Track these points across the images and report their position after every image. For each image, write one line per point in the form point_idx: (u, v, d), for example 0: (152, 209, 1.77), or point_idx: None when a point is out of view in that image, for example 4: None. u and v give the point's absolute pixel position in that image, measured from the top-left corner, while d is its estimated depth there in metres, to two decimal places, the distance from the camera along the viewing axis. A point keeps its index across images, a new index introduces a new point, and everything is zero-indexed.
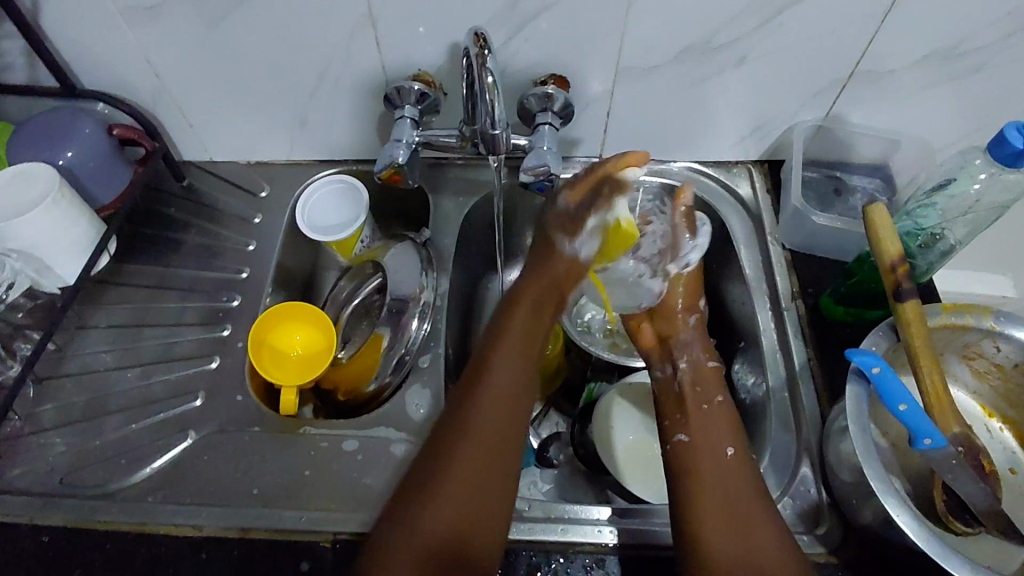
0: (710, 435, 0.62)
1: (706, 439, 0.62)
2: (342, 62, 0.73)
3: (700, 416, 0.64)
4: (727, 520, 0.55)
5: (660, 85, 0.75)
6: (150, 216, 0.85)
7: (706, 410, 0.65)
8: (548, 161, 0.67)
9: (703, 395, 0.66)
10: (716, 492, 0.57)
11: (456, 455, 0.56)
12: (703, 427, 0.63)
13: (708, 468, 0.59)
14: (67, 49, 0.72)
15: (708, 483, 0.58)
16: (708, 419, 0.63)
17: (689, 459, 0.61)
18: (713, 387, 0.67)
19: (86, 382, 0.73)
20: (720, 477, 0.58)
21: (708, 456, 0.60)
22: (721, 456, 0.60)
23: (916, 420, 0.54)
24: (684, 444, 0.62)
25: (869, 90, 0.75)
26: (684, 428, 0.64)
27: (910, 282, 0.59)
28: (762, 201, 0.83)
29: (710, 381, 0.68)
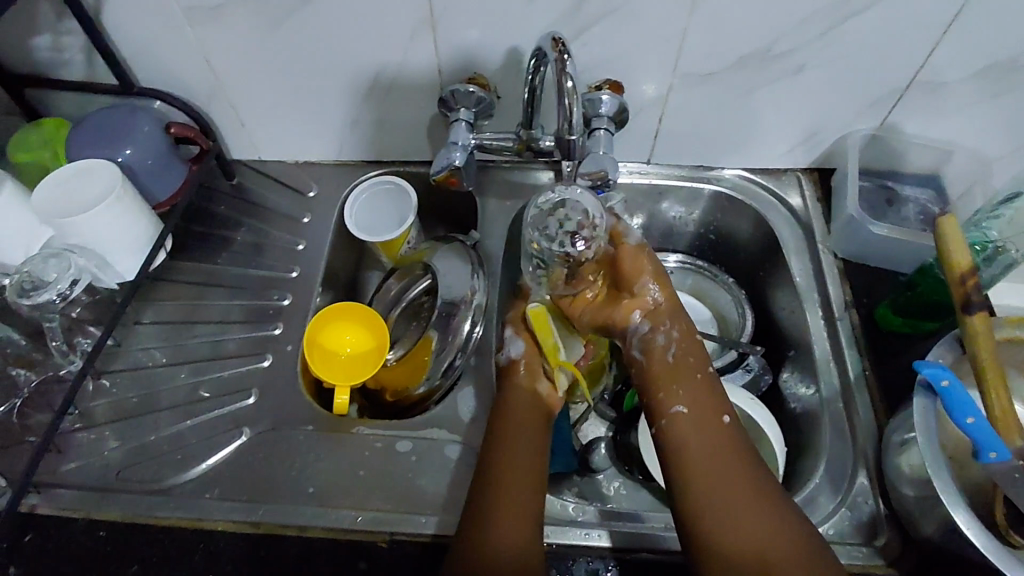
0: (703, 404, 0.62)
1: (701, 407, 0.62)
2: (398, 63, 0.74)
3: (689, 388, 0.63)
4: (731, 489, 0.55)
5: (715, 92, 0.74)
6: (199, 214, 0.85)
7: (700, 380, 0.63)
8: (607, 166, 0.66)
9: (687, 365, 0.64)
10: (711, 460, 0.58)
11: (495, 509, 0.57)
12: (696, 398, 0.62)
13: (697, 433, 0.60)
14: (127, 47, 0.73)
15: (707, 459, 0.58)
16: (699, 388, 0.63)
17: (683, 433, 0.60)
18: (700, 353, 0.66)
19: (139, 378, 0.74)
20: (712, 439, 0.59)
21: (703, 421, 0.61)
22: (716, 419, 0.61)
23: (986, 435, 0.53)
24: (683, 417, 0.61)
25: (926, 101, 0.74)
26: (678, 399, 0.62)
27: (980, 295, 0.59)
28: (813, 211, 0.82)
29: (698, 349, 0.66)
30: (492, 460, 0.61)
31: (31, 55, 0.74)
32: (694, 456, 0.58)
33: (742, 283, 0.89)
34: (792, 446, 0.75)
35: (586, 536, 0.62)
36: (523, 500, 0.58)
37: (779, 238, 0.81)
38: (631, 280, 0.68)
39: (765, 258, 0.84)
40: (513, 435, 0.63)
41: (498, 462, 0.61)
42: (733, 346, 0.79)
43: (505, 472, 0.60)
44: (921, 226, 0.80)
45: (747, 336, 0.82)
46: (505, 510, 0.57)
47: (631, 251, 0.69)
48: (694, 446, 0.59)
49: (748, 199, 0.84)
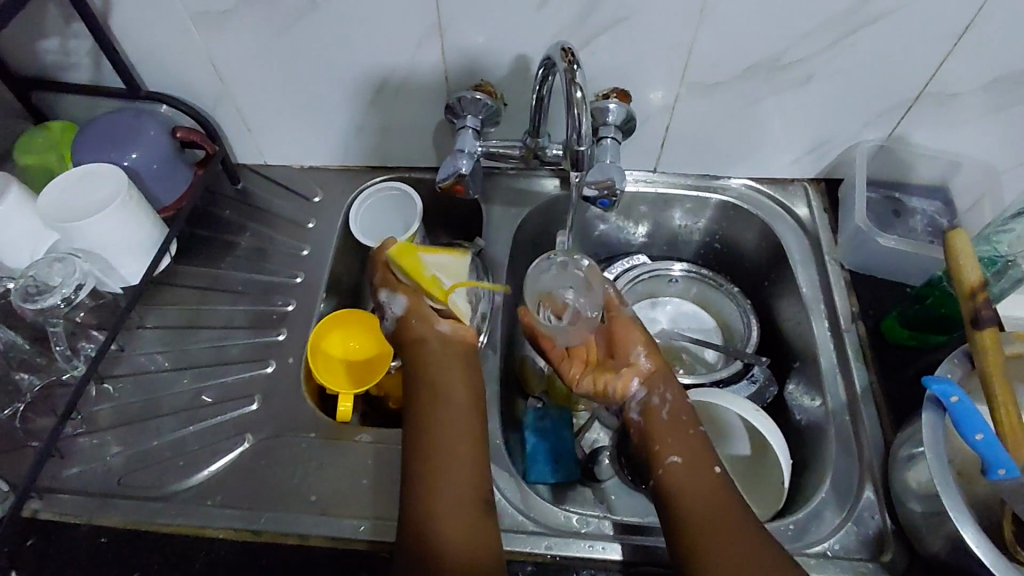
0: (699, 453, 0.61)
1: (692, 460, 0.60)
2: (405, 69, 0.73)
3: (681, 437, 0.62)
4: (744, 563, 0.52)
5: (723, 102, 0.74)
6: (204, 218, 0.85)
7: (692, 436, 0.62)
8: (613, 174, 0.65)
9: (680, 423, 0.63)
10: (701, 504, 0.57)
11: (451, 507, 0.57)
12: (688, 446, 0.61)
13: (691, 492, 0.58)
14: (135, 51, 0.73)
15: (699, 503, 0.57)
16: (694, 439, 0.62)
17: (679, 485, 0.59)
18: (689, 409, 0.64)
19: (142, 383, 0.73)
20: (713, 503, 0.57)
21: (698, 480, 0.59)
22: (709, 478, 0.59)
23: (993, 451, 0.53)
24: (676, 468, 0.60)
25: (935, 113, 0.74)
26: (671, 449, 0.62)
27: (991, 309, 0.58)
28: (820, 221, 0.82)
29: (691, 408, 0.65)
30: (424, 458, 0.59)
31: (38, 58, 0.74)
32: (692, 517, 0.56)
33: (748, 293, 0.89)
34: (797, 459, 0.74)
35: (591, 549, 0.61)
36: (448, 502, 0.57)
37: (786, 249, 0.81)
38: (626, 344, 0.68)
39: (771, 268, 0.84)
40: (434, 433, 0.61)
41: (422, 465, 0.59)
42: (739, 358, 0.79)
43: (433, 474, 0.58)
44: (928, 238, 0.80)
45: (752, 347, 0.81)
46: (439, 503, 0.57)
47: (623, 314, 0.69)
48: (690, 503, 0.57)
49: (755, 208, 0.84)
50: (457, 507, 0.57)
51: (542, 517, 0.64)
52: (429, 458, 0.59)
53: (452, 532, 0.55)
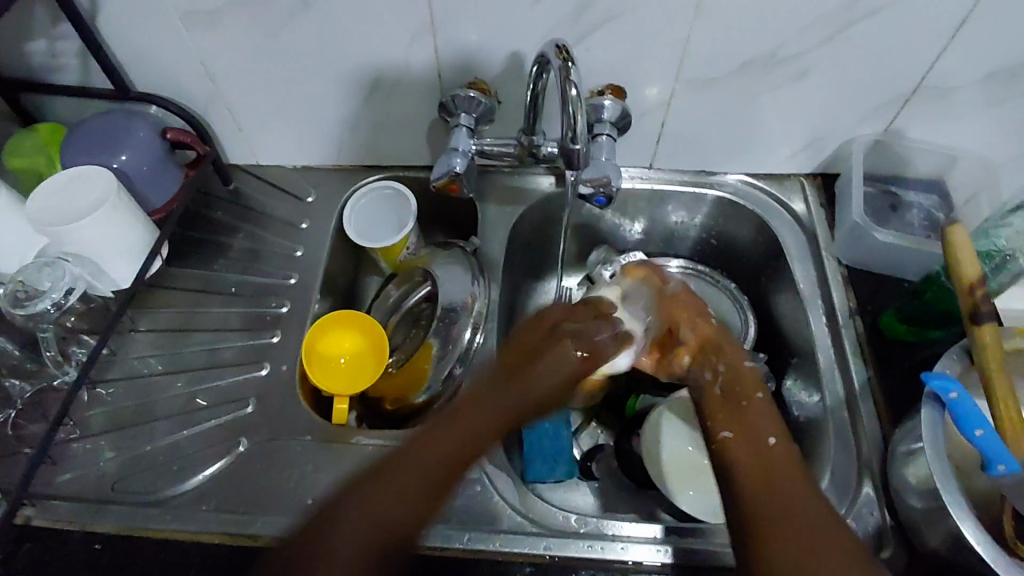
0: (755, 426, 0.59)
1: (747, 431, 0.59)
2: (398, 67, 0.73)
3: (736, 413, 0.61)
4: (782, 514, 0.50)
5: (719, 97, 0.74)
6: (196, 220, 0.84)
7: (749, 407, 0.61)
8: (610, 173, 0.65)
9: (741, 392, 0.64)
10: (758, 481, 0.53)
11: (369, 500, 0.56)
12: (744, 424, 0.60)
13: (751, 459, 0.56)
14: (125, 52, 0.72)
15: (757, 481, 0.54)
16: (753, 413, 0.61)
17: (736, 451, 0.57)
18: (750, 382, 0.65)
19: (135, 387, 0.73)
20: (765, 478, 0.54)
21: (756, 446, 0.57)
22: (767, 447, 0.57)
23: (993, 447, 0.53)
24: (730, 440, 0.59)
25: (933, 106, 0.74)
26: (727, 423, 0.61)
27: (990, 305, 0.58)
28: (817, 217, 0.82)
29: (749, 380, 0.65)
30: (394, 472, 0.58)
31: (26, 60, 0.73)
32: (750, 479, 0.54)
33: (745, 289, 0.89)
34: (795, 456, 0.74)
35: (590, 549, 0.61)
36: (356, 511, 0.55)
37: (783, 244, 0.81)
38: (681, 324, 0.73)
39: (768, 264, 0.84)
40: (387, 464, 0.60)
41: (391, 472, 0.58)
42: None
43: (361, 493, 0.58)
44: (925, 232, 0.79)
45: (749, 343, 0.81)
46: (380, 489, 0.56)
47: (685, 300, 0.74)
48: (745, 466, 0.55)
49: (751, 204, 0.83)
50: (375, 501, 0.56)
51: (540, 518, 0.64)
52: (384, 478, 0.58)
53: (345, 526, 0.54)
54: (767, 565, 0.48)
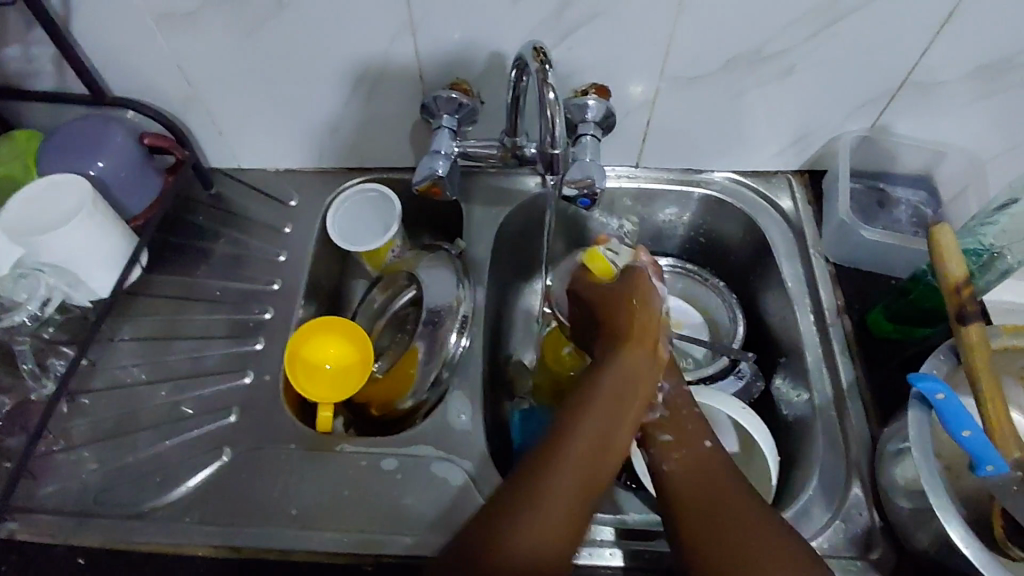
0: (689, 432, 0.62)
1: (684, 442, 0.61)
2: (379, 69, 0.72)
3: (676, 420, 0.64)
4: (761, 561, 0.51)
5: (704, 95, 0.73)
6: (178, 226, 0.83)
7: (686, 416, 0.64)
8: (593, 173, 0.64)
9: (684, 398, 0.66)
10: (699, 488, 0.57)
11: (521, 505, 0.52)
12: (682, 431, 0.62)
13: (695, 478, 0.58)
14: (100, 57, 0.71)
15: (692, 486, 0.57)
16: (687, 423, 0.63)
17: (679, 463, 0.59)
18: (680, 381, 0.67)
19: (117, 397, 0.72)
20: (703, 481, 0.57)
21: (691, 458, 0.60)
22: (702, 457, 0.60)
23: (980, 447, 0.52)
24: (668, 444, 0.61)
25: (919, 101, 0.73)
26: (664, 430, 0.63)
27: (976, 304, 0.58)
28: (804, 214, 0.81)
29: (687, 391, 0.67)
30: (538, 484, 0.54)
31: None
32: (691, 495, 0.56)
33: (733, 287, 0.88)
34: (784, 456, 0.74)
35: (577, 555, 0.61)
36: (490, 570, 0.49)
37: (770, 242, 0.80)
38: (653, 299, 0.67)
39: (756, 262, 0.83)
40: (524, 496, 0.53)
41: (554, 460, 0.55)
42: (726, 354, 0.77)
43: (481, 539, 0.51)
44: (913, 228, 0.79)
45: (738, 342, 0.80)
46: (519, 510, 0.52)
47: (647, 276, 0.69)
48: (687, 484, 0.57)
49: (738, 201, 0.83)
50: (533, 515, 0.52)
51: None
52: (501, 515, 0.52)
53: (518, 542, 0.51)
54: (705, 571, 0.51)
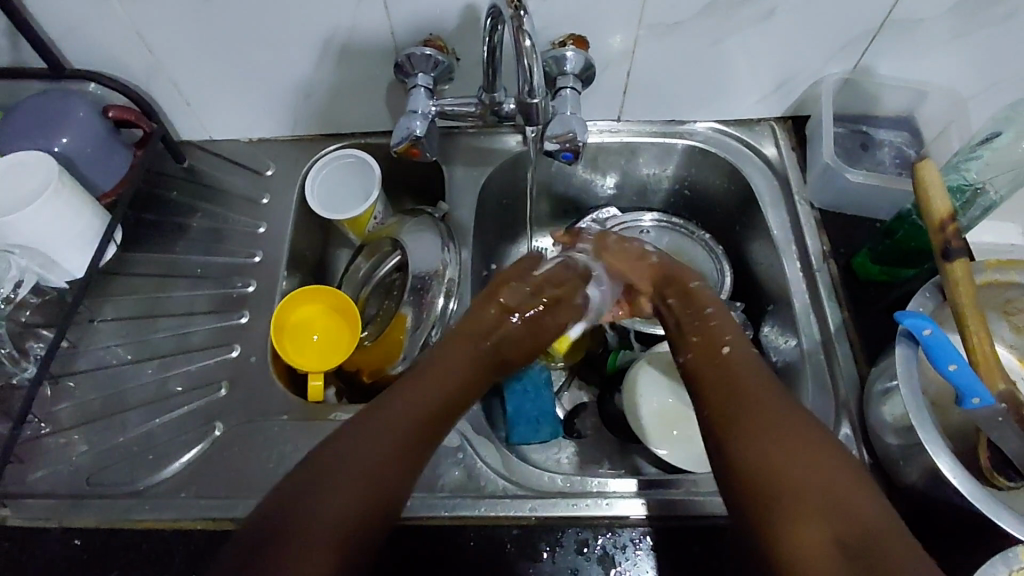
0: (710, 336, 0.61)
1: (704, 350, 0.60)
2: (349, 29, 0.69)
3: (693, 332, 0.63)
4: (824, 491, 0.45)
5: (683, 43, 0.71)
6: (152, 202, 0.81)
7: (706, 320, 0.64)
8: (574, 126, 0.62)
9: (695, 309, 0.65)
10: (753, 392, 0.53)
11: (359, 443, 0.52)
12: (699, 338, 0.62)
13: (731, 381, 0.55)
14: (55, 28, 0.68)
15: (742, 389, 0.54)
16: (707, 330, 0.62)
17: (701, 365, 0.59)
18: (699, 297, 0.66)
19: (102, 379, 0.71)
20: (744, 386, 0.54)
21: (712, 363, 0.58)
22: (726, 360, 0.58)
23: (967, 379, 0.53)
24: (693, 359, 0.60)
25: (900, 40, 0.72)
26: (683, 348, 0.62)
27: (960, 241, 0.58)
28: (788, 161, 0.81)
29: (703, 296, 0.67)
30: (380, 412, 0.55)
31: None
32: (718, 396, 0.55)
33: (719, 238, 0.88)
34: None
35: (574, 507, 0.61)
36: (413, 431, 0.55)
37: (755, 191, 0.80)
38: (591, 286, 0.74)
39: (741, 212, 0.83)
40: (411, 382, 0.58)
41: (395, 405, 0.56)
42: None
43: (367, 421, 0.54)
44: (896, 170, 0.79)
45: (726, 292, 0.81)
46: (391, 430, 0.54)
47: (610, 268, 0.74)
48: (715, 387, 0.56)
49: (721, 151, 0.82)
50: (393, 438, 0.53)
51: (526, 481, 0.64)
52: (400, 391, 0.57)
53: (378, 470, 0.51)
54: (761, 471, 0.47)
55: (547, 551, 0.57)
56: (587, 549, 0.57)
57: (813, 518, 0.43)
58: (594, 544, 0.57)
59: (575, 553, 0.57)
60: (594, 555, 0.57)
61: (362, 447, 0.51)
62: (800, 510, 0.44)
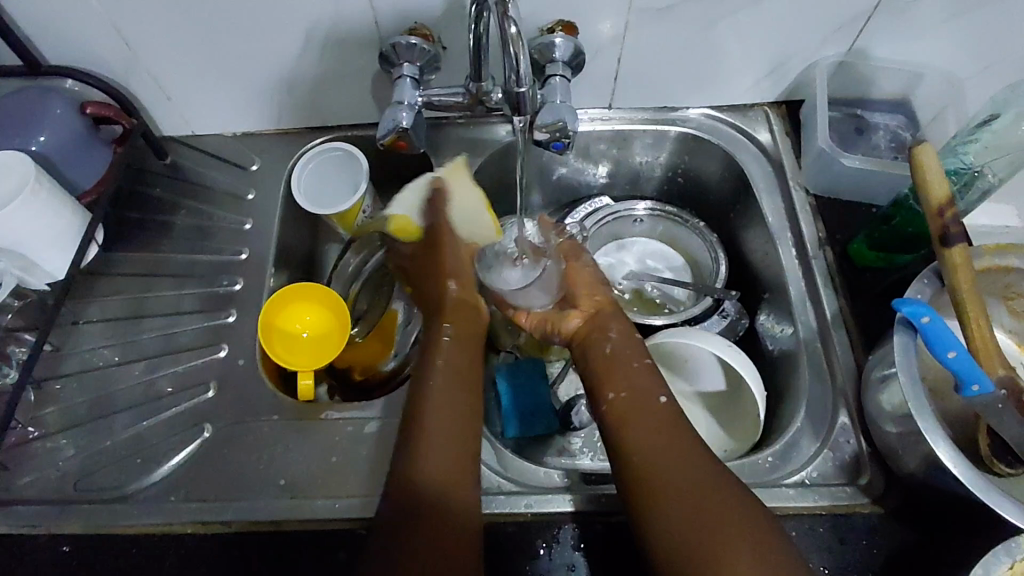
0: (641, 384, 0.60)
1: (633, 395, 0.59)
2: (331, 18, 0.67)
3: (625, 374, 0.61)
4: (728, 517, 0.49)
5: (675, 27, 0.70)
6: (135, 200, 0.79)
7: (638, 367, 0.61)
8: (565, 116, 0.61)
9: (631, 353, 0.63)
10: (660, 438, 0.55)
11: (421, 449, 0.55)
12: (631, 381, 0.60)
13: (652, 433, 0.55)
14: (28, 23, 0.66)
15: (652, 441, 0.55)
16: (635, 374, 0.61)
17: (625, 414, 0.58)
18: (639, 345, 0.64)
19: (87, 381, 0.69)
20: (656, 429, 0.56)
21: (643, 411, 0.57)
22: (658, 409, 0.58)
23: (966, 367, 0.52)
24: (618, 402, 0.59)
25: (896, 21, 0.70)
26: (609, 385, 0.61)
27: (960, 226, 0.57)
28: (783, 147, 0.79)
29: (637, 343, 0.64)
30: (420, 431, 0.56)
31: None
32: (642, 449, 0.55)
33: (714, 226, 0.87)
34: (771, 390, 0.74)
35: (571, 503, 0.60)
36: (452, 440, 0.56)
37: (749, 178, 0.78)
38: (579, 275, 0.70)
39: (735, 200, 0.82)
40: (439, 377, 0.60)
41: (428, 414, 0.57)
42: (708, 294, 0.77)
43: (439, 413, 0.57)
44: (892, 154, 0.78)
45: (721, 281, 0.80)
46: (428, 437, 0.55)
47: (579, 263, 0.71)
48: (643, 438, 0.55)
49: (714, 137, 0.81)
50: (444, 452, 0.55)
51: (521, 477, 0.63)
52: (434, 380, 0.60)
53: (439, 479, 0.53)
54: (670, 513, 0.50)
55: (544, 548, 0.57)
56: (584, 545, 0.57)
57: (733, 549, 0.47)
58: (590, 540, 0.57)
59: (572, 550, 0.56)
60: (592, 551, 0.56)
61: (436, 445, 0.55)
62: (718, 538, 0.48)
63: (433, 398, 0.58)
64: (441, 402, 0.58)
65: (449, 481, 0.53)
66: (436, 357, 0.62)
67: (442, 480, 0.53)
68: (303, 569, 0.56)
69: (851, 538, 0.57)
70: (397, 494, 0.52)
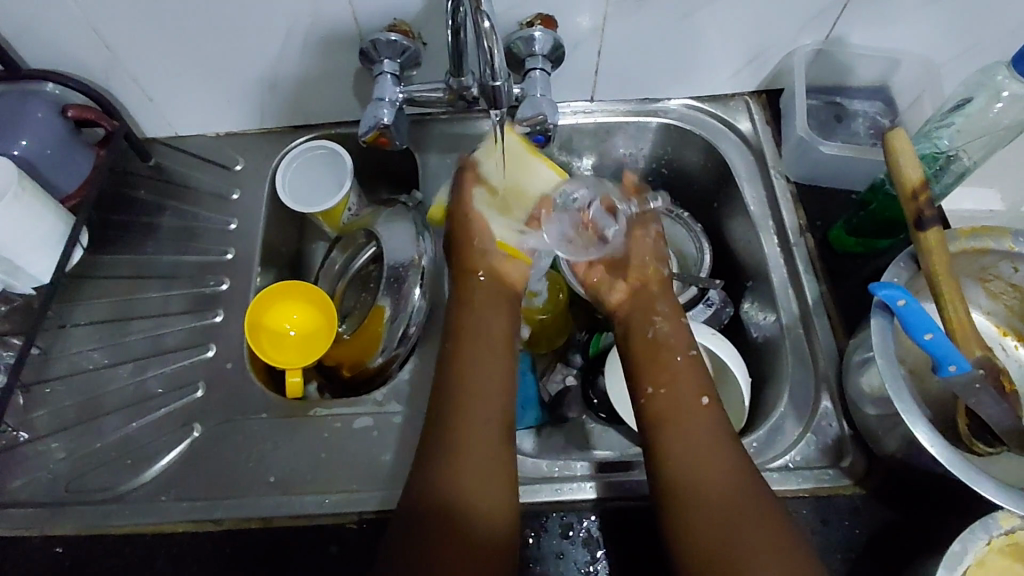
0: (682, 385, 0.59)
1: (674, 396, 0.59)
2: (309, 17, 0.67)
3: (663, 370, 0.61)
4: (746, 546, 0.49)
5: (653, 19, 0.70)
6: (119, 202, 0.79)
7: (678, 363, 0.61)
8: (545, 109, 0.61)
9: (669, 346, 0.63)
10: (702, 451, 0.55)
11: (447, 456, 0.55)
12: (674, 382, 0.60)
13: (691, 441, 0.56)
14: (5, 27, 0.66)
15: (694, 451, 0.55)
16: (676, 373, 0.61)
17: (665, 411, 0.58)
18: (678, 337, 0.64)
19: (76, 383, 0.70)
20: (698, 437, 0.56)
21: (679, 412, 0.58)
22: (697, 411, 0.58)
23: (943, 348, 0.53)
24: (657, 400, 0.59)
25: (872, 9, 0.71)
26: (648, 381, 0.61)
27: (933, 210, 0.58)
28: (763, 136, 0.80)
29: (683, 336, 0.64)
30: (451, 437, 0.57)
31: None
32: (683, 449, 0.55)
33: (697, 216, 0.88)
34: (755, 377, 0.75)
35: (559, 492, 0.60)
36: (487, 451, 0.56)
37: (730, 167, 0.79)
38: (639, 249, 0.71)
39: (718, 189, 0.82)
40: (471, 386, 0.60)
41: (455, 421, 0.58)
42: (693, 283, 0.77)
43: (466, 419, 0.58)
44: (871, 141, 0.79)
45: (705, 270, 0.80)
46: (461, 446, 0.56)
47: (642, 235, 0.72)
48: (677, 442, 0.56)
49: (695, 128, 0.81)
50: (474, 463, 0.55)
51: None
52: (468, 390, 0.59)
53: (470, 494, 0.54)
54: (696, 537, 0.51)
55: (533, 536, 0.58)
56: (572, 533, 0.58)
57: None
58: (579, 527, 0.58)
59: (561, 538, 0.57)
60: (579, 538, 0.57)
61: (472, 457, 0.55)
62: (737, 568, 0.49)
63: (466, 404, 0.58)
64: (472, 411, 0.58)
65: (480, 494, 0.54)
66: (463, 363, 0.61)
67: (470, 494, 0.54)
68: (295, 564, 0.57)
69: (834, 519, 0.58)
70: (417, 498, 0.54)
